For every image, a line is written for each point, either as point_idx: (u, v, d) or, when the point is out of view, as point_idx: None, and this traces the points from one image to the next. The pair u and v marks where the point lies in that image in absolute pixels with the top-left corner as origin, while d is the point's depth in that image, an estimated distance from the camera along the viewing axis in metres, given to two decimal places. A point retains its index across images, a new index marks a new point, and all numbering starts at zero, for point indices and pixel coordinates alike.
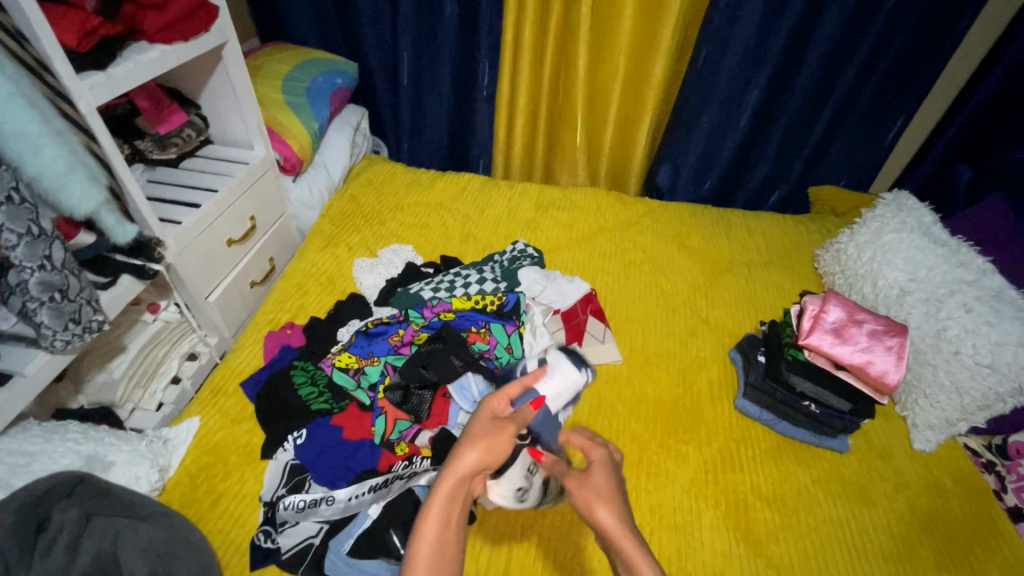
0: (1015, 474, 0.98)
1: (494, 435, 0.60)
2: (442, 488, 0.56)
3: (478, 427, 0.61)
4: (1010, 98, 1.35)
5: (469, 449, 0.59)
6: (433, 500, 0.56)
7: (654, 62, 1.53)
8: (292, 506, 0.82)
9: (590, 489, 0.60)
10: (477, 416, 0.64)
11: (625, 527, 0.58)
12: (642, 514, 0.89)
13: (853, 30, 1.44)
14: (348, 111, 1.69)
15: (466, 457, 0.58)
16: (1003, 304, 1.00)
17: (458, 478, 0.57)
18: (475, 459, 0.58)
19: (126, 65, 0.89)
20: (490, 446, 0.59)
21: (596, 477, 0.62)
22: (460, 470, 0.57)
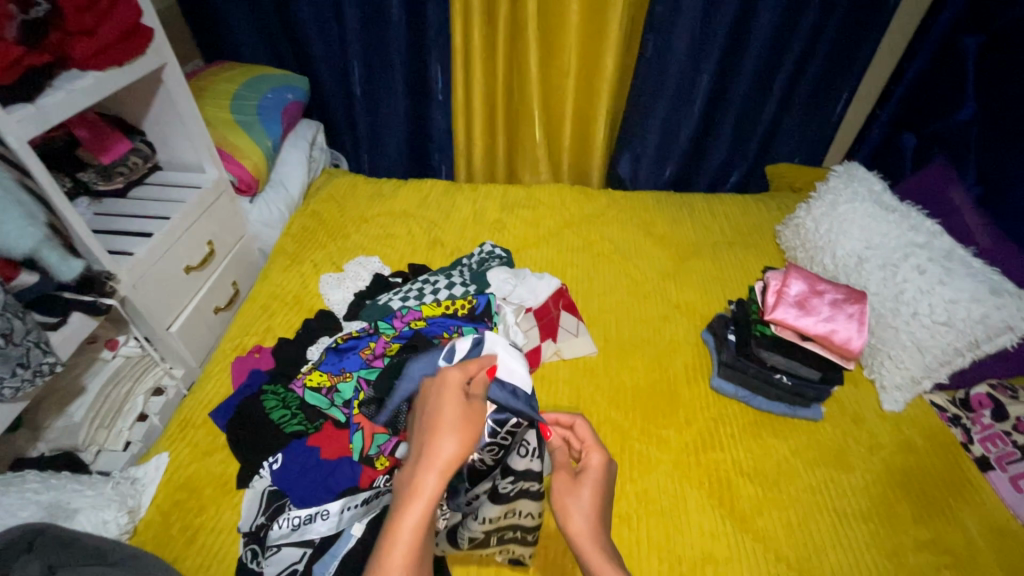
0: (982, 425, 1.00)
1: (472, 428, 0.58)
2: (425, 489, 0.54)
3: (452, 414, 0.58)
4: (944, 65, 1.41)
5: (451, 444, 0.56)
6: (416, 501, 0.53)
7: (605, 54, 1.54)
8: (287, 524, 0.81)
9: (571, 496, 0.66)
10: (445, 397, 0.60)
11: (594, 541, 0.62)
12: (629, 503, 0.89)
13: (791, 12, 1.49)
14: (303, 126, 1.66)
15: (449, 453, 0.55)
16: (953, 263, 1.04)
17: (444, 475, 0.55)
18: (456, 456, 0.56)
19: (56, 95, 0.86)
20: (472, 439, 0.57)
21: (583, 482, 0.68)
22: (443, 471, 0.55)
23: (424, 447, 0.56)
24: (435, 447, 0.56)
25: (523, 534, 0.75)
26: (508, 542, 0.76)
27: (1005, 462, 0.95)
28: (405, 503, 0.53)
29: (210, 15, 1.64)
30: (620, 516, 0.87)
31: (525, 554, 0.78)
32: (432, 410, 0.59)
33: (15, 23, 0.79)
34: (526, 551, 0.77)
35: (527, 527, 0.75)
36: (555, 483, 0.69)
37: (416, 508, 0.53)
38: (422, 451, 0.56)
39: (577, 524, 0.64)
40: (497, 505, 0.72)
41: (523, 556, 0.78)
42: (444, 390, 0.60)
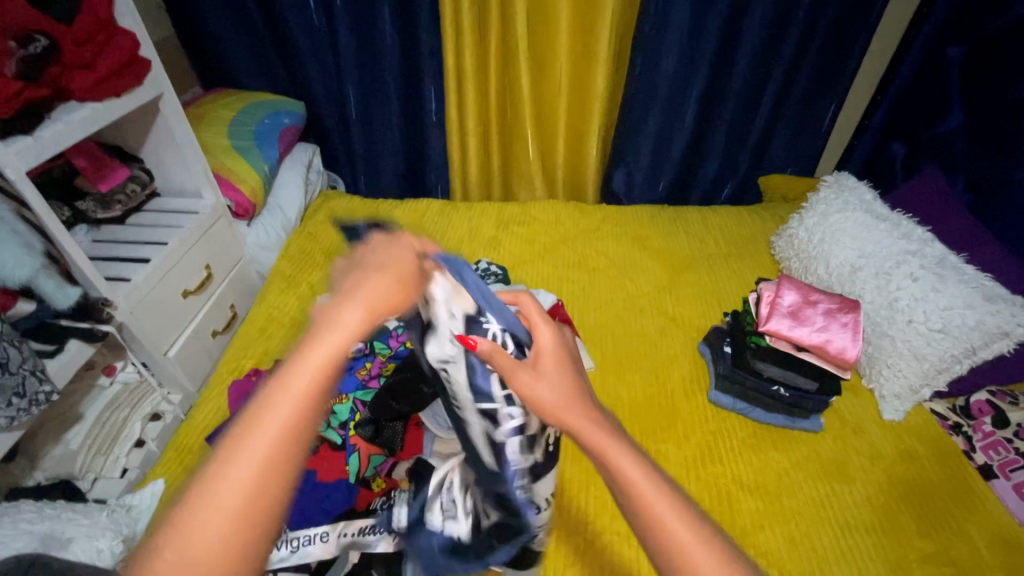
0: (983, 433, 0.99)
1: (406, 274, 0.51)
2: (346, 319, 0.45)
3: (393, 259, 0.51)
4: (930, 74, 1.42)
5: (383, 277, 0.49)
6: (330, 331, 0.44)
7: (595, 73, 1.57)
8: (286, 545, 0.79)
9: (533, 380, 0.54)
10: (394, 246, 0.54)
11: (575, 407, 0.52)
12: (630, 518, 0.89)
13: (777, 26, 1.51)
14: (299, 150, 1.68)
15: (378, 284, 0.48)
16: (946, 270, 1.04)
17: (368, 315, 0.46)
18: (384, 291, 0.48)
19: (55, 126, 0.88)
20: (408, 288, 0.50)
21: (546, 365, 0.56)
22: (368, 303, 0.46)
23: (352, 280, 0.48)
24: (365, 282, 0.48)
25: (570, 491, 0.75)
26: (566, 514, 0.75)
27: (1008, 470, 0.93)
28: (316, 332, 0.44)
29: (209, 46, 1.68)
30: (620, 533, 0.87)
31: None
32: (372, 252, 0.52)
33: (14, 60, 0.82)
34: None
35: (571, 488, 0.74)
36: (518, 386, 0.54)
37: (328, 341, 0.43)
38: (346, 288, 0.47)
39: (569, 411, 0.51)
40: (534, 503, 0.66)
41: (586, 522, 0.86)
42: (389, 244, 0.53)
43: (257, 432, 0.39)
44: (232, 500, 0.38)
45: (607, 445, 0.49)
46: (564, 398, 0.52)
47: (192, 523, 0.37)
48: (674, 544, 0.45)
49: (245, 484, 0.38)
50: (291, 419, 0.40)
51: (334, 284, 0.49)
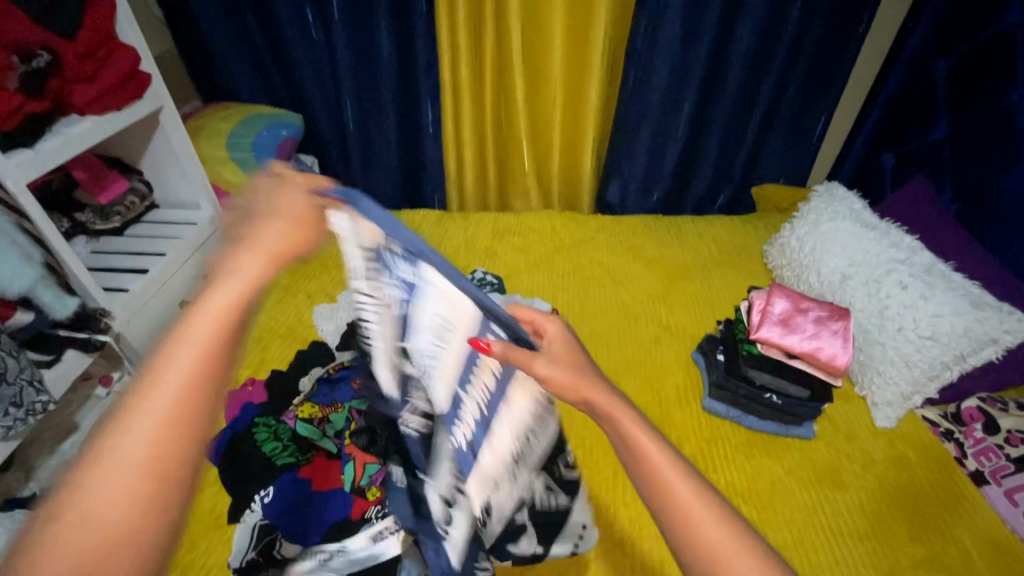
0: (974, 439, 1.00)
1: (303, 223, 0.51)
2: (247, 263, 0.45)
3: (288, 208, 0.52)
4: (917, 86, 1.45)
5: (279, 224, 0.49)
6: (231, 274, 0.44)
7: (589, 85, 1.59)
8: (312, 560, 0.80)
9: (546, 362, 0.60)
10: (284, 195, 0.53)
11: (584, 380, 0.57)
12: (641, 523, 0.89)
13: (766, 39, 1.54)
14: (297, 162, 1.70)
15: (276, 232, 0.48)
16: (934, 278, 1.06)
17: (270, 260, 0.47)
18: (284, 238, 0.49)
19: (55, 139, 0.89)
20: (308, 235, 0.51)
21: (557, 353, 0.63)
22: (271, 249, 0.47)
23: (250, 230, 0.48)
24: (262, 232, 0.48)
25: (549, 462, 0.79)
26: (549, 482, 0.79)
27: (999, 476, 0.94)
28: (216, 277, 0.44)
29: (209, 60, 1.71)
30: (614, 540, 0.86)
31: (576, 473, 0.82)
32: (265, 203, 0.52)
33: (15, 74, 0.85)
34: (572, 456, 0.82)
35: (545, 450, 0.77)
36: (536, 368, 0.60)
37: (231, 281, 0.43)
38: (242, 236, 0.48)
39: (588, 388, 0.56)
40: (490, 487, 0.71)
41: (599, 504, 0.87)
42: (281, 195, 0.53)
43: (169, 369, 0.38)
44: (150, 437, 0.36)
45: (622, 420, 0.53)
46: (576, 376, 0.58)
47: (109, 467, 0.35)
48: (694, 526, 0.45)
49: (162, 422, 0.37)
50: (201, 355, 0.40)
51: (225, 240, 0.49)
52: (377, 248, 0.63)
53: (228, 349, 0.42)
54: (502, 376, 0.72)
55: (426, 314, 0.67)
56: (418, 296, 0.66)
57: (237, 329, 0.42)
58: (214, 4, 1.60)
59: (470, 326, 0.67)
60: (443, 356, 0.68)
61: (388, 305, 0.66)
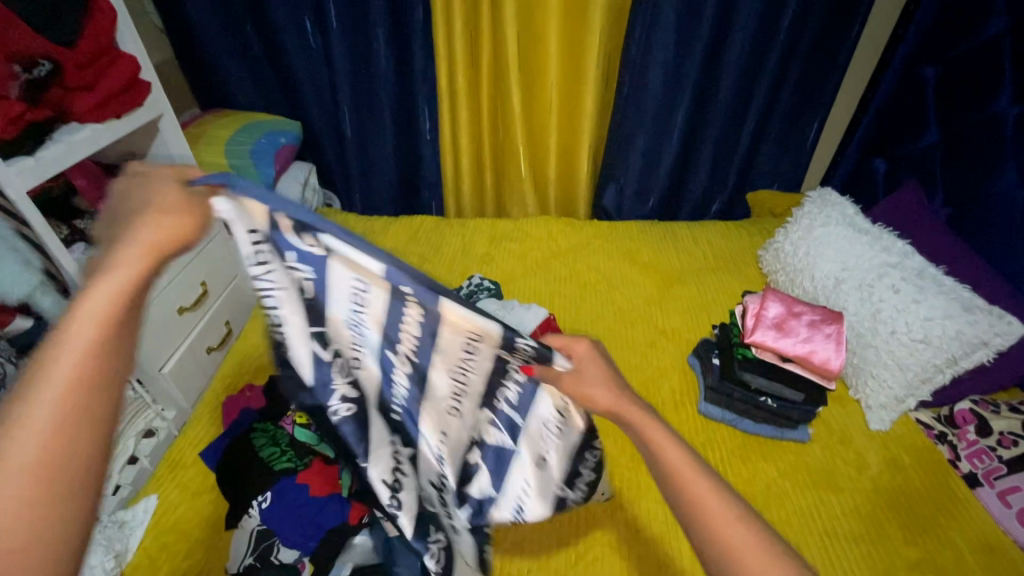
0: (966, 442, 1.01)
1: (185, 212, 0.48)
2: (129, 259, 0.43)
3: (171, 196, 0.48)
4: (907, 93, 1.47)
5: (162, 215, 0.46)
6: (112, 272, 0.42)
7: (584, 93, 1.61)
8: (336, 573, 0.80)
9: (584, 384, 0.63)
10: (160, 183, 0.49)
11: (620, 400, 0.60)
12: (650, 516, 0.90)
13: (759, 47, 1.56)
14: (295, 169, 1.71)
15: (159, 222, 0.46)
16: (926, 282, 1.07)
17: (155, 254, 0.45)
18: (168, 230, 0.46)
19: (55, 147, 0.90)
20: (195, 223, 0.48)
21: (590, 370, 0.64)
22: (156, 244, 0.45)
23: (131, 222, 0.45)
24: (145, 222, 0.45)
25: (495, 413, 0.72)
26: (493, 427, 0.72)
27: (992, 478, 0.95)
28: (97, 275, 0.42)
29: (207, 69, 1.72)
30: (610, 545, 0.87)
31: (526, 412, 0.72)
32: (140, 193, 0.48)
33: (18, 83, 0.85)
34: (518, 394, 0.71)
35: (486, 395, 0.71)
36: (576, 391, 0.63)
37: (113, 279, 0.42)
38: (122, 230, 0.45)
39: (625, 406, 0.60)
40: (437, 451, 0.72)
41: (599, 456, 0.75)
42: (156, 185, 0.49)
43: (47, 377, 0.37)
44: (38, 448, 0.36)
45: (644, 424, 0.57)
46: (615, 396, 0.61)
47: None
48: (710, 518, 0.48)
49: (53, 431, 0.37)
50: (85, 358, 0.39)
51: (99, 241, 0.46)
52: (267, 225, 0.56)
53: (118, 348, 0.41)
54: (427, 326, 0.65)
55: (336, 282, 0.62)
56: (323, 265, 0.60)
57: (126, 330, 0.42)
58: (214, 14, 1.62)
59: (385, 287, 0.62)
60: (365, 324, 0.65)
61: (295, 284, 0.61)
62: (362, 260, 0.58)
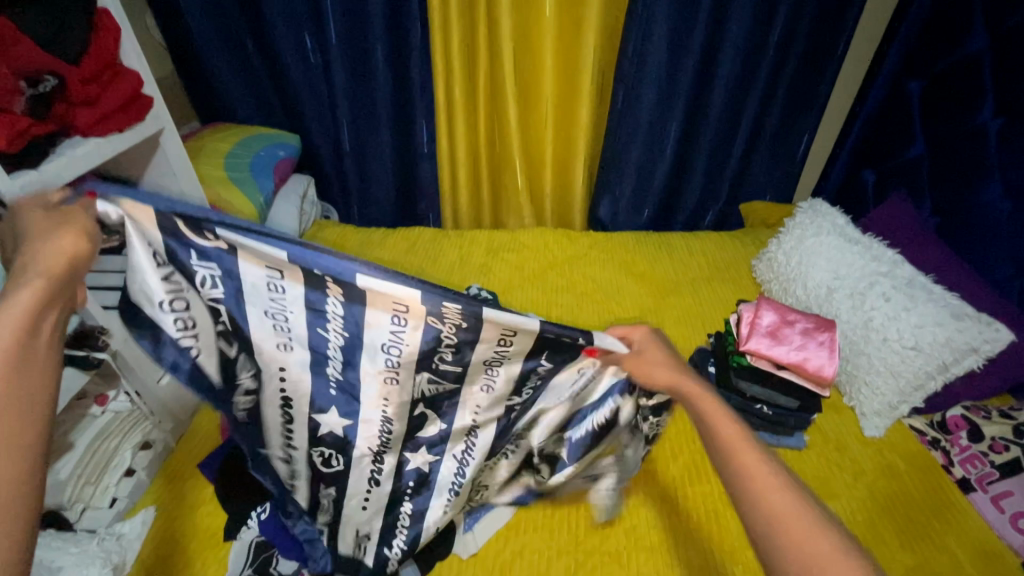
0: (959, 447, 1.02)
1: (60, 237, 0.54)
2: (28, 288, 0.50)
3: (55, 225, 0.55)
4: (894, 107, 1.51)
5: (48, 245, 0.53)
6: (13, 301, 0.49)
7: (579, 106, 1.64)
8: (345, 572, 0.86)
9: (645, 366, 0.70)
10: (33, 215, 0.56)
11: (680, 377, 0.66)
12: (713, 506, 0.95)
13: (748, 63, 1.60)
14: (294, 181, 1.72)
15: (48, 253, 0.53)
16: (916, 290, 1.09)
17: (51, 279, 0.51)
18: (59, 258, 0.53)
19: (59, 160, 0.91)
20: (83, 247, 0.55)
21: (650, 354, 0.72)
22: (51, 272, 0.52)
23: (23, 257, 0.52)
24: (37, 255, 0.52)
25: (431, 371, 0.77)
26: (438, 385, 0.79)
27: (985, 483, 0.96)
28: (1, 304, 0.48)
29: (207, 83, 1.74)
30: (610, 554, 0.88)
31: (466, 366, 0.77)
32: (20, 229, 0.54)
33: (23, 98, 0.86)
34: (455, 354, 0.76)
35: (423, 361, 0.76)
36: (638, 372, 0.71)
37: (18, 306, 0.48)
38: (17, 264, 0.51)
39: (681, 381, 0.66)
40: (380, 420, 0.79)
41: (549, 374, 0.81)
42: (26, 218, 0.55)
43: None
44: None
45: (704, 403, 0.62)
46: (671, 376, 0.67)
47: None
48: None
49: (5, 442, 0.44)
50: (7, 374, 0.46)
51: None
52: (166, 232, 0.65)
53: (36, 363, 0.48)
54: (349, 310, 0.71)
55: (250, 276, 0.69)
56: (228, 260, 0.68)
57: (43, 341, 0.49)
58: (215, 31, 1.65)
59: (297, 278, 0.69)
60: (286, 310, 0.71)
61: (201, 285, 0.70)
62: (265, 251, 0.66)
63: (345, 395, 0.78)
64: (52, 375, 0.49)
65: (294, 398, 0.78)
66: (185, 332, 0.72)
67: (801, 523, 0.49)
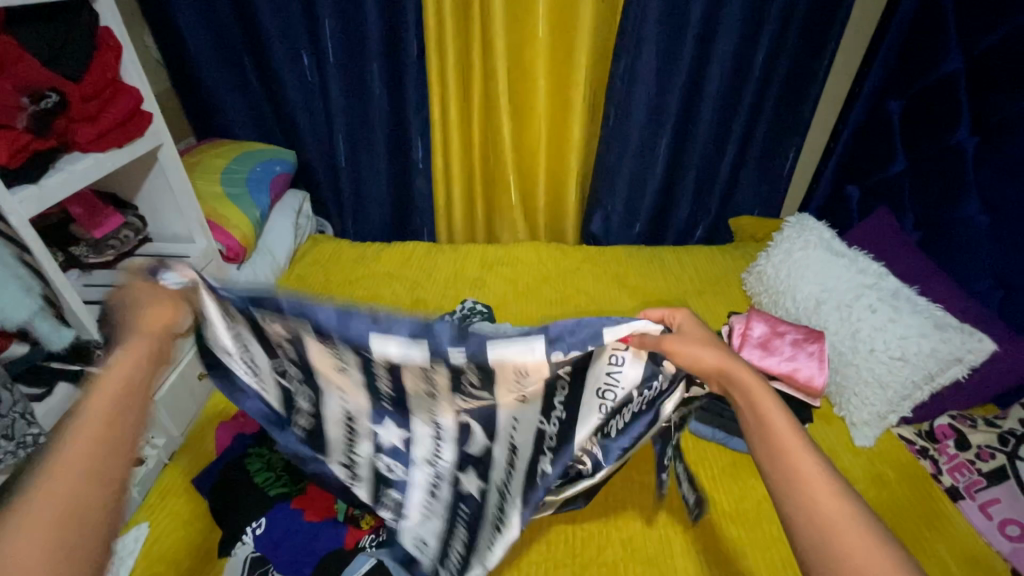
0: (947, 455, 1.04)
1: (153, 304, 0.61)
2: (128, 345, 0.54)
3: (149, 300, 0.62)
4: (875, 125, 1.56)
5: (138, 314, 0.59)
6: (113, 353, 0.52)
7: (572, 124, 1.68)
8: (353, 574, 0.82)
9: (691, 346, 0.67)
10: (121, 289, 0.64)
11: (728, 358, 0.63)
12: (731, 506, 0.97)
13: (735, 82, 1.65)
14: (289, 196, 1.73)
15: (139, 321, 0.58)
16: (901, 302, 1.12)
17: (143, 339, 0.55)
18: (149, 321, 0.59)
19: (58, 176, 0.92)
20: (172, 312, 0.61)
21: (690, 333, 0.70)
22: (144, 331, 0.56)
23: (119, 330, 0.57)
24: (134, 325, 0.57)
25: (463, 392, 0.81)
26: (472, 403, 0.82)
27: (973, 491, 0.98)
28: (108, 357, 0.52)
29: (203, 99, 1.76)
30: (608, 565, 0.88)
31: (490, 389, 0.81)
32: (115, 308, 0.62)
33: (26, 115, 0.87)
34: (479, 376, 0.79)
35: (451, 387, 0.81)
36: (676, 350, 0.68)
37: (124, 356, 0.52)
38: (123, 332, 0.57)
39: (727, 362, 0.62)
40: (431, 434, 0.86)
41: (571, 382, 0.81)
42: (121, 296, 0.63)
43: (63, 468, 0.42)
44: (61, 502, 0.40)
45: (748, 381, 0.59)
46: (717, 358, 0.63)
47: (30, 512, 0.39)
48: None
49: (81, 482, 0.42)
50: (103, 411, 0.46)
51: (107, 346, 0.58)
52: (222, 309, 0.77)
53: (130, 400, 0.49)
54: (387, 351, 0.77)
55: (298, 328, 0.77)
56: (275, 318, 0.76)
57: (137, 386, 0.51)
58: (213, 49, 1.68)
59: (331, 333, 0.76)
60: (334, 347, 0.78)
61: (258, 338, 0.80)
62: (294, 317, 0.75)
63: (399, 411, 0.85)
64: (141, 413, 0.49)
65: (356, 415, 0.86)
66: (249, 376, 0.84)
67: (846, 525, 0.46)
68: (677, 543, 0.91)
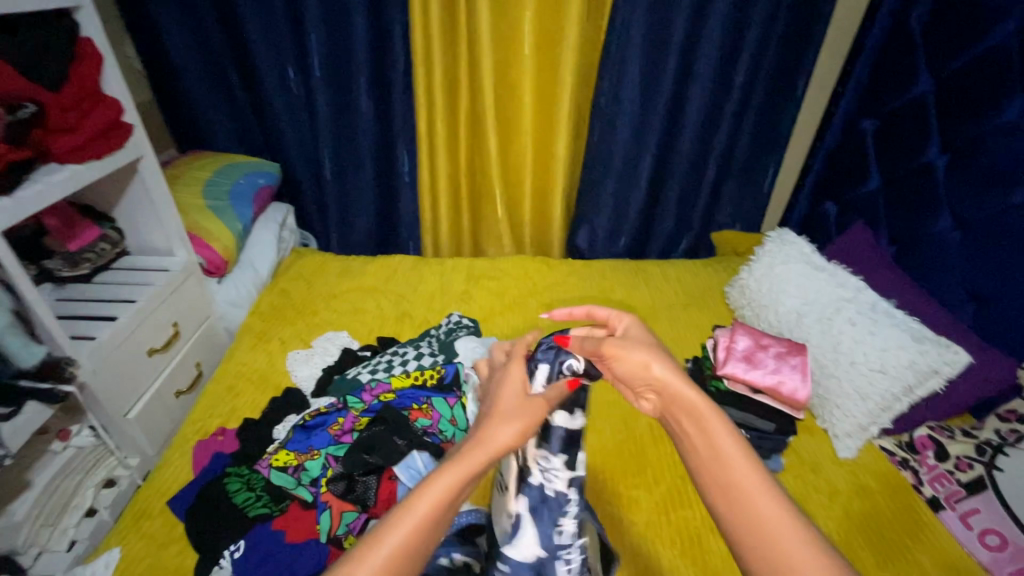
0: (927, 466, 1.06)
1: (526, 415, 0.59)
2: (475, 455, 0.54)
3: (529, 407, 0.60)
4: (850, 142, 1.61)
5: (507, 425, 0.57)
6: (459, 459, 0.53)
7: (557, 140, 1.70)
8: None
9: (630, 352, 0.63)
10: (513, 372, 0.65)
11: (678, 377, 0.60)
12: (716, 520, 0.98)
13: (716, 101, 1.69)
14: (273, 210, 1.70)
15: (502, 433, 0.56)
16: (879, 315, 1.14)
17: (486, 457, 0.55)
18: (508, 434, 0.57)
19: (33, 188, 0.89)
20: (526, 430, 0.58)
21: (636, 336, 0.68)
22: (494, 444, 0.55)
23: (486, 430, 0.56)
24: (495, 432, 0.56)
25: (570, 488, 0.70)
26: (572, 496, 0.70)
27: (953, 501, 0.99)
28: (466, 449, 0.55)
29: (187, 111, 1.75)
30: None
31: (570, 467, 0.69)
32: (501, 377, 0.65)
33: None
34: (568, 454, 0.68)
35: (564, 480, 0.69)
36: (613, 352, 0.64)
37: (474, 453, 0.54)
38: (499, 413, 0.59)
39: (668, 377, 0.60)
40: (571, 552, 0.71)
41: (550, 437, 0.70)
42: (500, 382, 0.64)
43: None
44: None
45: (708, 421, 0.56)
46: (662, 375, 0.60)
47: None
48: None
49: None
50: (418, 527, 0.48)
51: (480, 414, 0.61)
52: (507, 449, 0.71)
53: (436, 525, 0.50)
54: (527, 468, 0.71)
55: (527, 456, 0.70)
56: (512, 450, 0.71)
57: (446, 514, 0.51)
58: (198, 61, 1.67)
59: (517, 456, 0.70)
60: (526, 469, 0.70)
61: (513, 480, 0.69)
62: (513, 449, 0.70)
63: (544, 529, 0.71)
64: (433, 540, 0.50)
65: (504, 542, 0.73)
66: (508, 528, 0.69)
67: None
68: (666, 556, 0.91)
